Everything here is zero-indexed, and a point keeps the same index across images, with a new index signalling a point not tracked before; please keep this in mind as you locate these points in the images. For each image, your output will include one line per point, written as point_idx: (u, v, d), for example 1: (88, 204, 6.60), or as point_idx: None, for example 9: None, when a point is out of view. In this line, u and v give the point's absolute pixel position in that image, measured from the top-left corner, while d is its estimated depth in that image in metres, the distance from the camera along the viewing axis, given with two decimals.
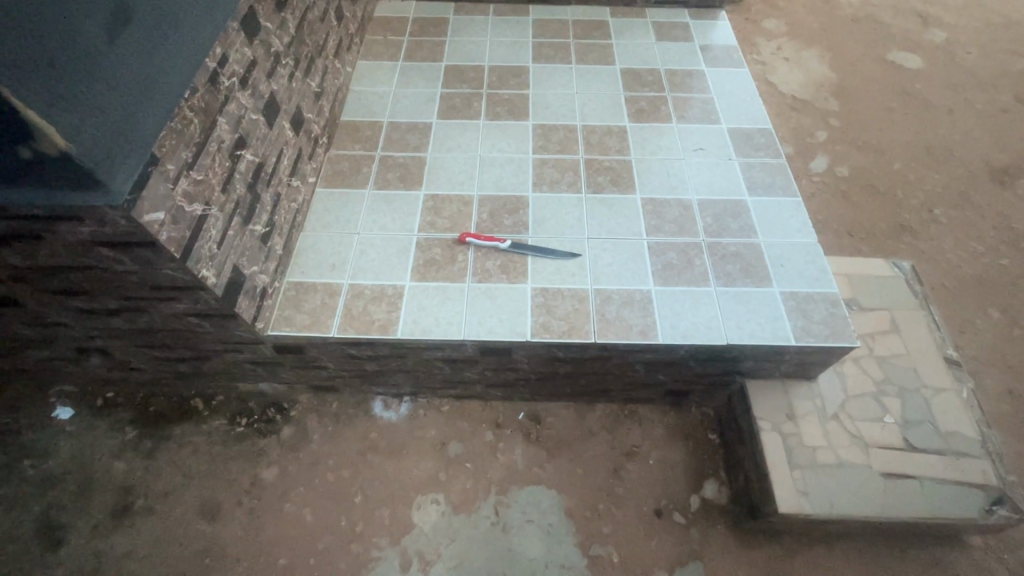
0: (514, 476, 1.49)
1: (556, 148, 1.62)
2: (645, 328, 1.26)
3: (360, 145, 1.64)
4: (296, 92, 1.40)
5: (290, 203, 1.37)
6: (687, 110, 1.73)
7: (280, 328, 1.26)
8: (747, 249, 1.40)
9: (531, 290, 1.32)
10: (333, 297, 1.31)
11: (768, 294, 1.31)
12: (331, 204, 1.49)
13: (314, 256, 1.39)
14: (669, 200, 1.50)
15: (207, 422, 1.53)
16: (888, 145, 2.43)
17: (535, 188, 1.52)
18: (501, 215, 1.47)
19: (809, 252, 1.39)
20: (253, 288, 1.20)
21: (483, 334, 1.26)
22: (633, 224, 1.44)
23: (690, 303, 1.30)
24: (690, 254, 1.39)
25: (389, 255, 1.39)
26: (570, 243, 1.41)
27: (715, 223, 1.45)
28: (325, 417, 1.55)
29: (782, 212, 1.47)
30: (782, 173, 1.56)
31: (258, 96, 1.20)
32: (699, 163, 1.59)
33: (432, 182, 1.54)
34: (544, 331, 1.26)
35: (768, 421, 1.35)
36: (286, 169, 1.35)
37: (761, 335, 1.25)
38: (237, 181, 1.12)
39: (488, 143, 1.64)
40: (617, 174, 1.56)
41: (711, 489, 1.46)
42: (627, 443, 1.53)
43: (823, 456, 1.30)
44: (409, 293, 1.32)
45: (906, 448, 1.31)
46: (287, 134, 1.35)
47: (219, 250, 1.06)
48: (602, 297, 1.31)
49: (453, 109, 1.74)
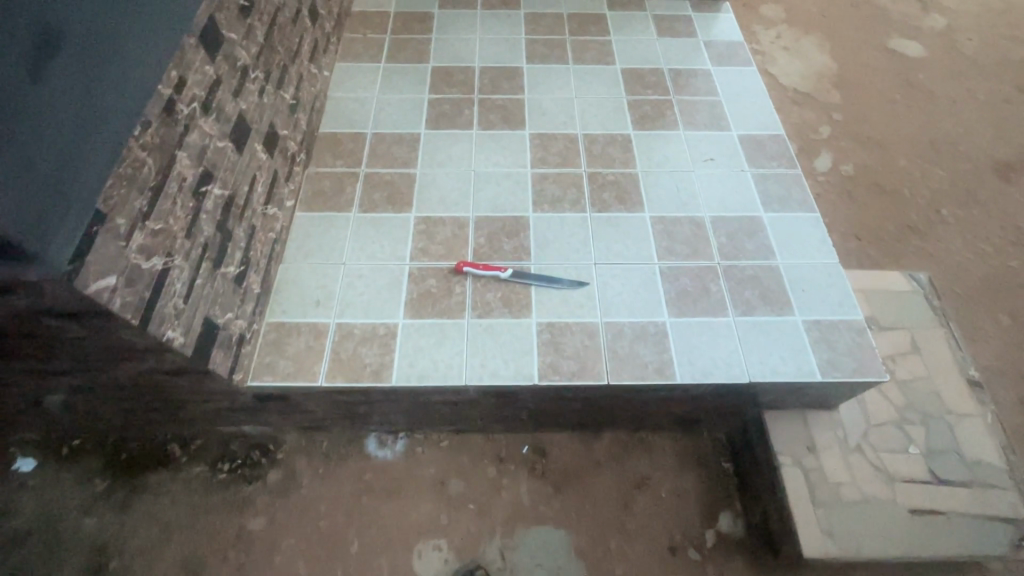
0: (520, 516, 1.40)
1: (556, 161, 1.50)
2: (661, 365, 1.17)
3: (342, 160, 1.49)
4: (268, 107, 1.25)
5: (266, 234, 1.24)
6: (694, 116, 1.62)
7: (261, 377, 1.14)
8: (765, 272, 1.31)
9: (536, 325, 1.22)
10: (320, 339, 1.19)
11: (789, 323, 1.23)
12: (313, 229, 1.36)
13: (296, 291, 1.26)
14: (680, 218, 1.39)
15: (186, 469, 1.41)
16: (894, 140, 2.34)
17: (535, 208, 1.41)
18: (500, 238, 1.35)
19: (831, 274, 1.30)
20: (229, 337, 1.07)
21: (486, 378, 1.15)
22: (643, 246, 1.34)
23: (708, 335, 1.21)
24: (704, 279, 1.29)
25: (379, 288, 1.27)
26: (576, 270, 1.30)
27: (730, 243, 1.35)
28: (315, 458, 1.44)
29: (799, 229, 1.38)
30: (798, 185, 1.47)
31: (224, 119, 1.06)
32: (709, 175, 1.48)
33: (423, 202, 1.41)
34: (552, 373, 1.16)
35: (789, 455, 1.28)
36: (260, 197, 1.22)
37: (785, 371, 1.17)
38: (205, 222, 0.99)
39: (482, 156, 1.51)
40: (623, 189, 1.45)
41: (727, 521, 1.40)
42: (637, 474, 1.46)
43: (847, 491, 1.24)
44: (403, 332, 1.20)
45: (932, 480, 1.25)
46: (260, 158, 1.21)
47: (187, 304, 0.94)
48: (613, 332, 1.21)
49: (443, 117, 1.60)
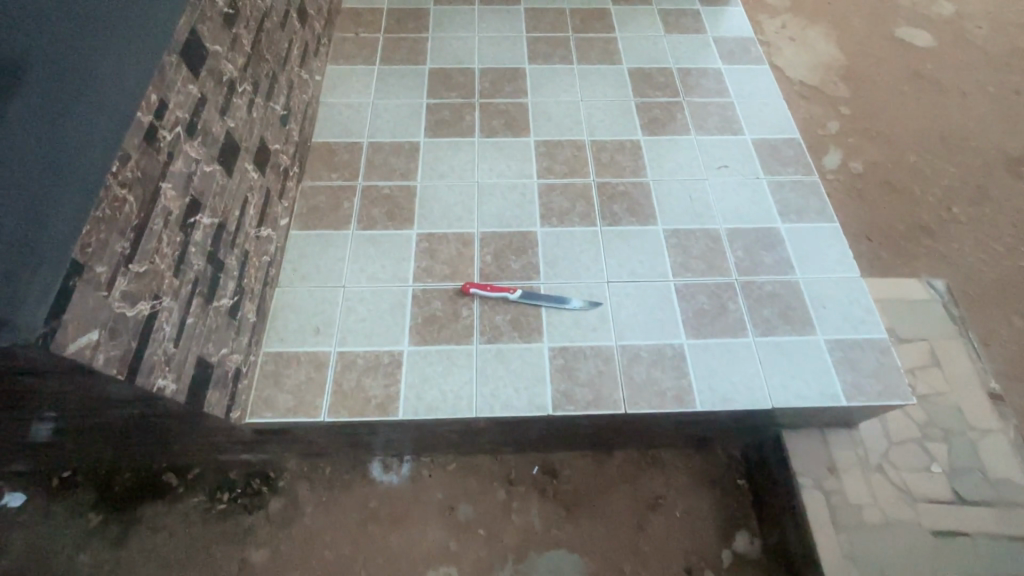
0: (532, 540, 1.36)
1: (563, 171, 1.43)
2: (680, 392, 1.12)
3: (337, 172, 1.42)
4: (258, 122, 1.17)
5: (260, 258, 1.16)
6: (706, 119, 1.55)
7: (260, 413, 1.08)
8: (784, 288, 1.25)
9: (548, 350, 1.16)
10: (320, 370, 1.13)
11: (811, 343, 1.18)
12: (309, 248, 1.29)
13: (294, 318, 1.19)
14: (695, 231, 1.33)
15: (184, 500, 1.35)
16: (904, 135, 2.27)
17: (543, 222, 1.34)
18: (508, 256, 1.29)
19: (852, 289, 1.25)
20: (224, 375, 1.01)
21: (498, 409, 1.10)
22: (656, 263, 1.28)
23: (727, 358, 1.16)
24: (722, 297, 1.24)
25: (382, 312, 1.20)
26: (588, 290, 1.24)
27: (748, 258, 1.30)
28: (318, 485, 1.39)
29: (818, 240, 1.33)
30: (816, 193, 1.41)
31: (211, 141, 0.98)
32: (723, 183, 1.42)
33: (425, 217, 1.34)
34: (566, 402, 1.11)
35: (809, 476, 1.25)
36: (253, 219, 1.14)
37: (808, 395, 1.12)
38: (194, 255, 0.92)
39: (486, 166, 1.43)
40: (634, 200, 1.38)
41: (743, 541, 1.37)
42: (650, 494, 1.42)
43: (869, 514, 1.21)
44: (409, 361, 1.14)
45: (956, 501, 1.22)
46: (251, 178, 1.13)
47: (178, 348, 0.87)
48: (629, 356, 1.16)
49: (442, 124, 1.52)
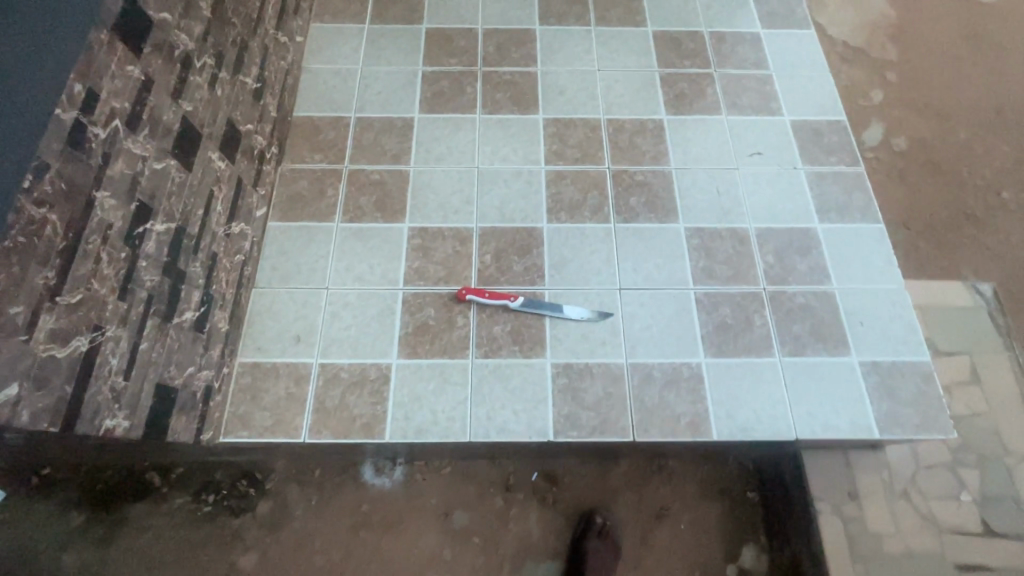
0: (529, 550, 1.31)
1: (575, 156, 1.27)
2: (695, 418, 1.02)
3: (321, 154, 1.26)
4: (224, 100, 1.01)
5: (231, 258, 1.04)
6: (740, 94, 1.36)
7: (235, 432, 0.99)
8: (818, 300, 1.12)
9: (551, 367, 1.05)
10: (301, 385, 1.03)
11: (845, 366, 1.06)
12: (289, 243, 1.16)
13: (272, 324, 1.08)
14: (720, 230, 1.19)
15: (169, 501, 1.30)
16: (958, 108, 2.00)
17: (550, 217, 1.20)
18: (509, 256, 1.15)
19: (896, 304, 1.12)
20: (191, 397, 0.91)
21: (494, 432, 1.00)
22: (676, 267, 1.15)
23: (750, 381, 1.04)
24: (747, 309, 1.11)
25: (368, 320, 1.09)
26: (598, 298, 1.12)
27: (779, 263, 1.15)
28: (307, 488, 1.33)
29: (860, 244, 1.18)
30: (860, 187, 1.24)
31: (163, 131, 0.83)
32: (756, 174, 1.25)
33: (419, 209, 1.20)
34: (569, 427, 1.01)
35: (828, 502, 1.16)
36: (221, 216, 1.01)
37: (837, 426, 1.01)
38: (146, 270, 0.80)
39: (488, 148, 1.27)
40: (654, 192, 1.23)
41: (749, 556, 1.30)
42: (655, 504, 1.35)
43: (889, 544, 1.13)
44: (398, 376, 1.04)
45: (985, 532, 1.13)
46: (217, 168, 0.99)
47: (130, 380, 0.77)
48: (640, 376, 1.05)
49: (440, 97, 1.34)
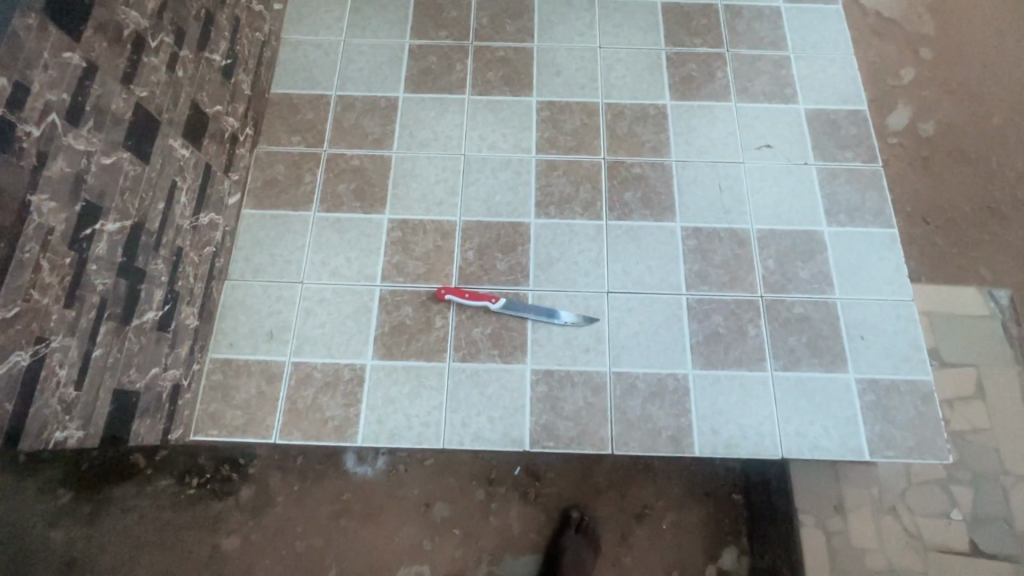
0: (508, 543, 1.31)
1: (569, 144, 1.18)
2: (678, 433, 0.98)
3: (299, 136, 1.19)
4: (187, 81, 0.94)
5: (200, 251, 1.00)
6: (753, 78, 1.24)
7: (205, 430, 0.98)
8: (817, 310, 1.05)
9: (530, 373, 1.01)
10: (273, 383, 1.01)
11: (839, 383, 1.00)
12: (264, 233, 1.11)
13: (246, 318, 1.05)
14: (719, 231, 1.11)
15: (153, 482, 1.31)
16: (1008, 90, 1.69)
17: (539, 212, 1.13)
18: (493, 253, 1.09)
19: (901, 317, 1.05)
20: (155, 398, 0.90)
21: (468, 439, 0.98)
22: (668, 269, 1.08)
23: (738, 396, 1.00)
24: (741, 318, 1.05)
25: (344, 317, 1.05)
26: (584, 301, 1.06)
27: (780, 269, 1.08)
28: (289, 475, 1.33)
29: (869, 251, 1.10)
30: (876, 186, 1.15)
31: (114, 122, 0.78)
32: (762, 169, 1.17)
33: (400, 199, 1.14)
34: (545, 438, 0.98)
35: (812, 514, 1.14)
36: (187, 208, 0.96)
37: (825, 447, 0.97)
38: (98, 273, 0.76)
39: (475, 133, 1.19)
40: (650, 186, 1.15)
41: (730, 558, 1.29)
42: (637, 504, 1.33)
43: (871, 559, 1.11)
44: (372, 378, 1.01)
45: (972, 552, 1.10)
46: (182, 156, 0.94)
47: (81, 388, 0.75)
48: (623, 387, 1.00)
49: (427, 74, 1.25)
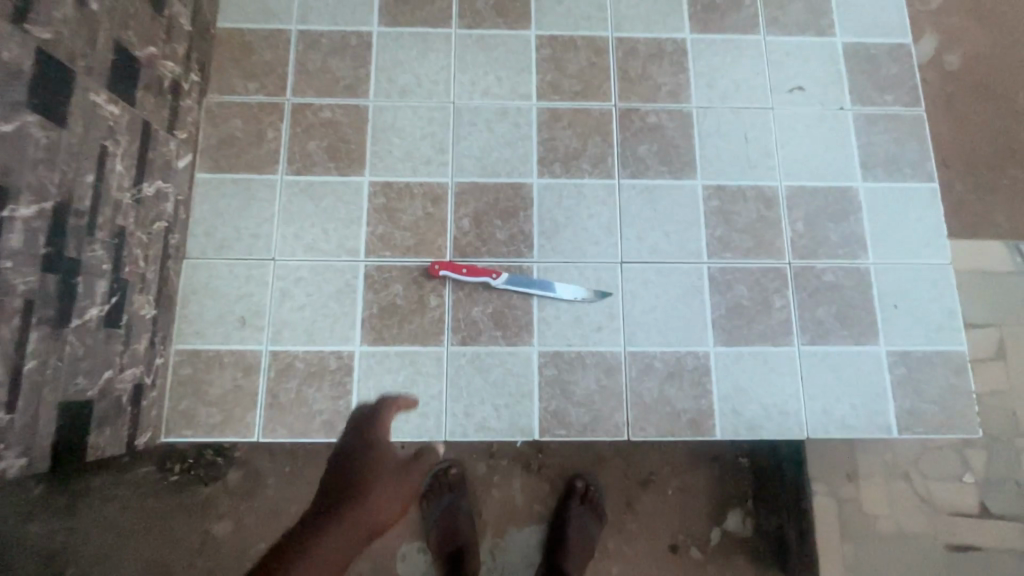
0: (511, 515, 1.28)
1: (575, 89, 1.02)
2: (697, 416, 0.91)
3: (257, 83, 1.00)
4: (105, 16, 0.75)
5: (149, 227, 0.85)
6: (786, 5, 1.07)
7: (179, 431, 0.88)
8: (848, 278, 0.96)
9: (538, 356, 0.92)
10: (250, 376, 0.90)
11: (870, 356, 0.93)
12: (225, 201, 0.96)
13: (212, 303, 0.92)
14: (744, 190, 0.99)
15: (131, 470, 1.22)
16: None
17: (542, 170, 0.98)
18: (491, 220, 0.96)
19: (937, 282, 0.97)
20: (112, 404, 0.79)
21: (472, 430, 0.90)
22: (688, 235, 0.97)
23: (762, 373, 0.93)
24: (767, 288, 0.95)
25: (326, 298, 0.93)
26: (596, 273, 0.95)
27: (810, 232, 0.98)
28: (278, 457, 1.26)
29: (907, 209, 1.00)
30: (918, 134, 1.03)
31: (7, 77, 0.61)
32: (793, 116, 1.03)
33: (381, 159, 0.98)
34: (556, 425, 0.90)
35: (825, 483, 1.11)
36: (126, 177, 0.80)
37: (851, 424, 0.92)
38: (15, 271, 0.63)
39: (465, 77, 1.02)
40: (668, 138, 1.01)
41: (735, 520, 1.28)
42: (642, 471, 1.30)
43: (881, 524, 1.10)
44: (362, 366, 0.91)
45: (980, 514, 1.10)
46: (110, 115, 0.76)
47: (13, 410, 0.63)
48: (638, 368, 0.92)
49: (404, 3, 1.04)
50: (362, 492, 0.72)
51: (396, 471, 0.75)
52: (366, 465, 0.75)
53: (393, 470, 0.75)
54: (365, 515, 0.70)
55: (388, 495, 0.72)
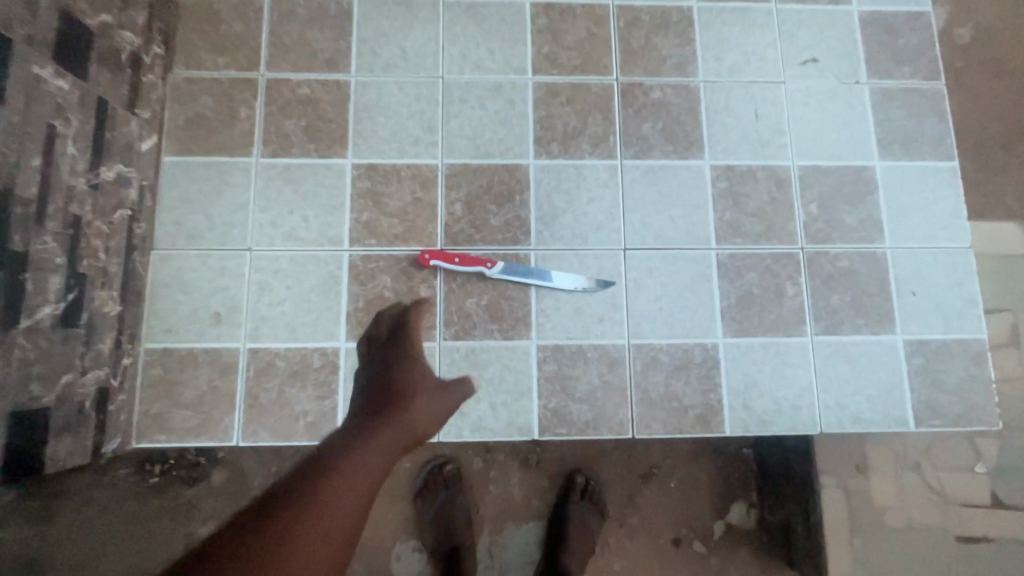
0: (510, 512, 1.23)
1: (573, 62, 0.95)
2: (706, 411, 0.86)
3: (227, 57, 0.92)
4: None
5: (111, 217, 0.78)
6: None
7: (151, 436, 0.82)
8: (864, 264, 0.91)
9: (537, 351, 0.86)
10: (228, 376, 0.83)
11: (886, 346, 0.89)
12: (195, 187, 0.88)
13: (184, 298, 0.85)
14: (755, 170, 0.93)
15: (108, 473, 1.16)
16: None
17: (539, 151, 0.92)
18: (485, 205, 0.90)
19: (956, 267, 0.92)
20: (74, 410, 0.72)
21: (468, 430, 0.84)
22: (695, 218, 0.91)
23: (774, 365, 0.87)
24: (779, 275, 0.90)
25: (307, 291, 0.86)
26: (597, 261, 0.89)
27: (824, 215, 0.92)
28: (265, 456, 1.21)
29: (925, 189, 0.94)
30: (937, 109, 0.96)
31: None
32: (806, 90, 0.96)
33: (364, 139, 0.91)
34: (556, 424, 0.85)
35: (834, 475, 1.07)
36: (80, 161, 0.72)
37: (867, 417, 0.87)
38: None
39: (455, 49, 0.94)
40: (673, 115, 0.94)
41: (739, 512, 1.24)
42: (644, 463, 1.26)
43: (892, 517, 1.06)
44: (348, 364, 0.85)
45: (992, 504, 1.07)
46: (59, 91, 0.69)
47: None
48: (643, 361, 0.87)
49: None
50: (403, 400, 0.65)
51: (435, 382, 0.69)
52: (402, 372, 0.68)
53: (432, 383, 0.68)
54: (408, 423, 0.64)
55: (427, 410, 0.66)
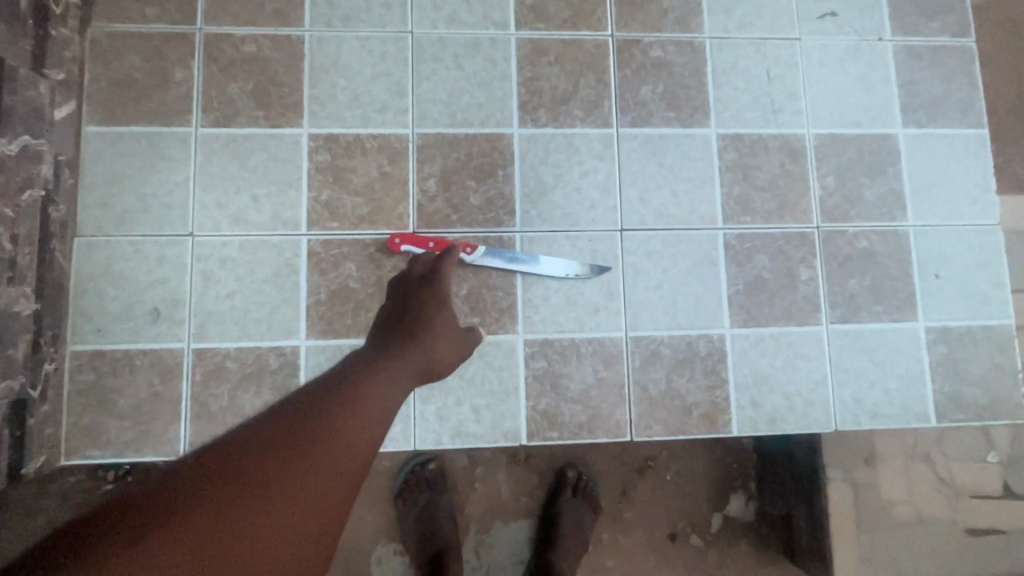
0: (497, 510, 1.16)
1: (562, 15, 0.83)
2: (711, 409, 0.78)
3: (156, 7, 0.78)
4: None
5: (17, 198, 0.66)
6: None
7: (84, 452, 0.71)
8: (884, 244, 0.82)
9: (523, 346, 0.77)
10: (170, 381, 0.73)
11: (907, 335, 0.81)
12: (125, 163, 0.75)
13: (116, 292, 0.73)
14: (767, 140, 0.83)
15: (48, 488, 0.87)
16: None
17: (523, 119, 0.80)
18: (463, 182, 0.78)
19: (983, 247, 0.83)
20: None
21: (447, 436, 0.75)
22: (700, 195, 0.81)
23: (786, 357, 0.79)
24: (792, 258, 0.81)
25: (260, 282, 0.75)
26: (590, 245, 0.79)
27: (842, 190, 0.83)
28: None
29: (952, 161, 0.85)
30: (965, 70, 0.87)
31: None
32: (824, 48, 0.85)
33: (322, 106, 0.78)
34: (546, 427, 0.76)
35: (841, 469, 1.01)
36: None
37: (886, 412, 0.80)
38: None
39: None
40: (676, 77, 0.83)
41: (737, 504, 1.18)
42: (638, 457, 1.19)
43: (899, 510, 1.01)
44: (310, 365, 0.75)
45: (1002, 495, 1.02)
46: None
47: None
48: (643, 356, 0.78)
49: None
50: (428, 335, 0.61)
51: (455, 324, 0.65)
52: (428, 307, 0.64)
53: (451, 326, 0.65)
54: (433, 354, 0.61)
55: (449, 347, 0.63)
